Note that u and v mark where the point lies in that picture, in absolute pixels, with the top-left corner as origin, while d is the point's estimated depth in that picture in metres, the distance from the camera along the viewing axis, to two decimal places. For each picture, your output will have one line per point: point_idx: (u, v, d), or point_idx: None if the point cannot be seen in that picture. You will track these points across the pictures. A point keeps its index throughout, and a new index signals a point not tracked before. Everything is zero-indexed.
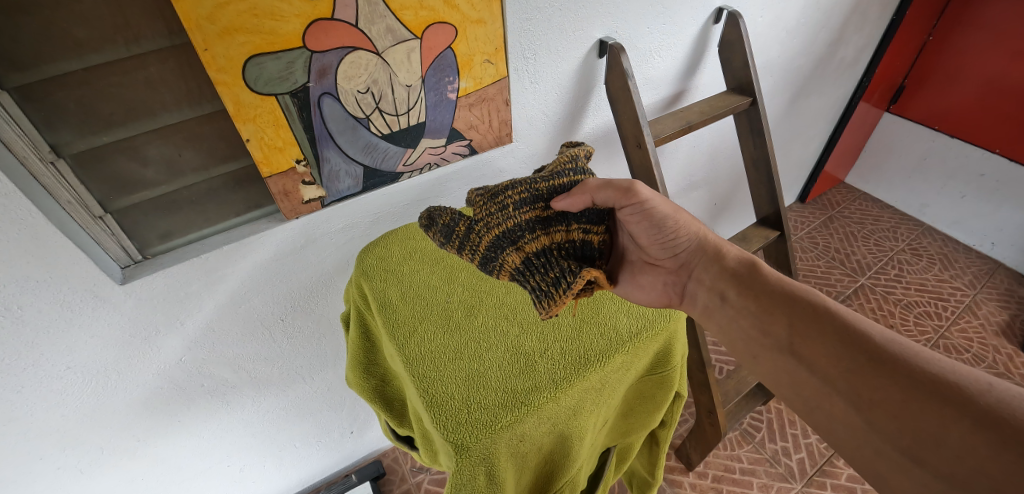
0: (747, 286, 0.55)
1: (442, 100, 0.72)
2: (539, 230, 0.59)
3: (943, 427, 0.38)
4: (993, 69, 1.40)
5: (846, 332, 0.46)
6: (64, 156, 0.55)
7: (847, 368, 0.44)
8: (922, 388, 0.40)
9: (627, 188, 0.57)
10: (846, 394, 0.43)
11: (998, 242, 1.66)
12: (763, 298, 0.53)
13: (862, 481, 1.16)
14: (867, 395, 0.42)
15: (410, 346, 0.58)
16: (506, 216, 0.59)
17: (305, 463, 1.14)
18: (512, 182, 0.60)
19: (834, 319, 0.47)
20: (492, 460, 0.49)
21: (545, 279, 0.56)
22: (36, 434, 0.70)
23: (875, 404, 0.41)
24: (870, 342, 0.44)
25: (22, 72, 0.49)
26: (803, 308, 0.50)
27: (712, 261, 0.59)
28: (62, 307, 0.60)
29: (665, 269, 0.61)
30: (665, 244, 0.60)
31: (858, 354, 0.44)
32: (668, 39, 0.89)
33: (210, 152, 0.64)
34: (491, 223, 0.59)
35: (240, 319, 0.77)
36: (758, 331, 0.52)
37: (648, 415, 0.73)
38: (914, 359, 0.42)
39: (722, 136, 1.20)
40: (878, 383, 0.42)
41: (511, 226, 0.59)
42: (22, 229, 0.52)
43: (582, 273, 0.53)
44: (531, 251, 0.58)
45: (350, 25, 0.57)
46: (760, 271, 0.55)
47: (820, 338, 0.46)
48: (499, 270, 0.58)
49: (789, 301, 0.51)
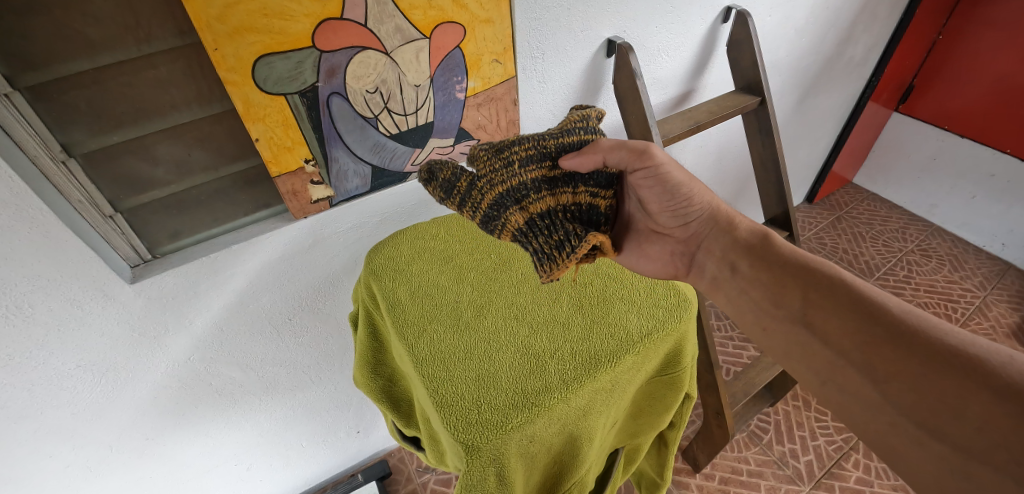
0: (760, 258, 0.54)
1: (450, 99, 0.72)
2: (544, 190, 0.58)
3: (962, 399, 0.38)
4: (1004, 69, 1.39)
5: (863, 305, 0.45)
6: (76, 156, 0.56)
7: (862, 341, 0.43)
8: (940, 360, 0.39)
9: (643, 150, 0.56)
10: (861, 368, 0.43)
11: (1008, 243, 1.64)
12: (776, 270, 0.52)
13: (870, 484, 1.15)
14: (883, 367, 0.41)
15: (419, 346, 0.57)
16: (511, 173, 0.57)
17: (312, 462, 1.14)
18: (519, 137, 0.57)
19: (851, 291, 0.46)
20: (502, 461, 0.50)
21: (548, 242, 0.56)
22: (47, 432, 0.71)
23: (891, 377, 0.41)
24: (888, 315, 0.43)
25: (34, 72, 0.50)
26: (819, 279, 0.49)
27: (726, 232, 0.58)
28: (72, 306, 0.60)
29: (677, 237, 0.61)
30: (678, 212, 0.59)
31: (875, 327, 0.43)
32: (676, 39, 0.89)
33: (219, 152, 0.65)
34: (495, 179, 0.57)
35: (248, 318, 0.77)
36: (769, 303, 0.51)
37: (658, 417, 0.72)
38: (933, 331, 0.41)
39: (729, 136, 1.20)
40: (895, 357, 0.41)
41: (516, 185, 0.57)
42: (33, 229, 0.52)
43: (588, 237, 0.54)
44: (536, 211, 0.58)
45: (358, 25, 0.57)
46: (777, 243, 0.54)
47: (836, 311, 0.46)
48: (501, 230, 0.58)
49: (805, 274, 0.50)
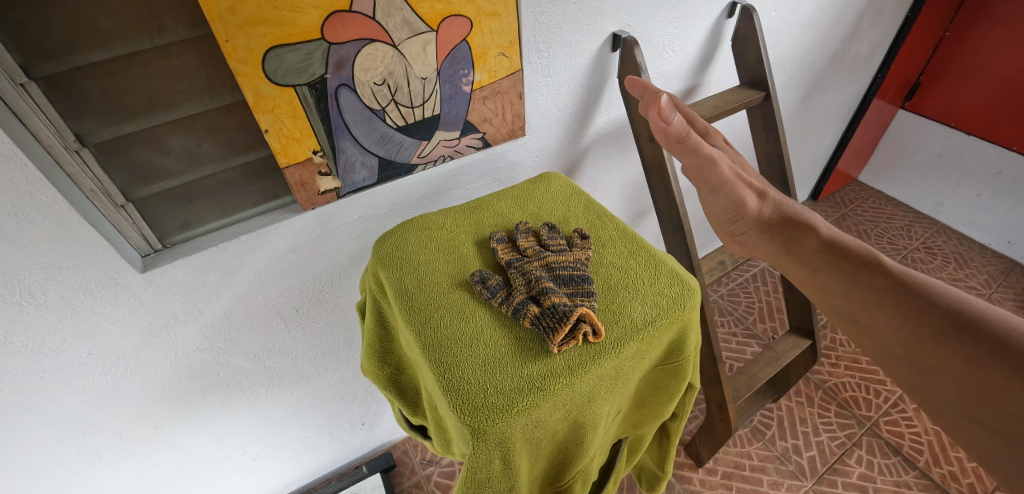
0: (806, 258, 0.55)
1: (457, 92, 0.73)
2: (530, 294, 0.60)
3: (1007, 393, 0.38)
4: (1012, 66, 1.38)
5: (910, 304, 0.46)
6: (88, 145, 0.57)
7: (907, 339, 0.45)
8: (987, 355, 0.40)
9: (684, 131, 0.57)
10: (906, 362, 0.45)
11: (1014, 242, 1.63)
12: (820, 274, 0.53)
13: (873, 480, 1.15)
14: (927, 362, 0.43)
15: (425, 330, 0.58)
16: (502, 289, 0.61)
17: (317, 454, 1.16)
18: (507, 265, 0.64)
19: (897, 288, 0.47)
20: (508, 443, 0.51)
21: (538, 318, 0.56)
22: (58, 419, 0.72)
23: (935, 371, 0.43)
24: (934, 312, 0.44)
25: (50, 61, 0.51)
26: (866, 274, 0.50)
27: (774, 235, 0.59)
28: (85, 293, 0.61)
29: (742, 243, 0.64)
30: (735, 220, 0.62)
31: (920, 326, 0.44)
32: (681, 34, 0.89)
33: (228, 143, 0.66)
34: (491, 305, 0.60)
35: (256, 308, 0.78)
36: (819, 300, 0.53)
37: (661, 405, 0.73)
38: (984, 326, 0.42)
39: (733, 132, 1.20)
40: (939, 354, 0.43)
41: (506, 295, 0.60)
42: (47, 217, 0.53)
43: (555, 301, 0.56)
44: (523, 301, 0.58)
45: (367, 17, 0.58)
46: (824, 240, 0.55)
47: (880, 308, 0.47)
48: (518, 327, 0.58)
49: (850, 271, 0.51)
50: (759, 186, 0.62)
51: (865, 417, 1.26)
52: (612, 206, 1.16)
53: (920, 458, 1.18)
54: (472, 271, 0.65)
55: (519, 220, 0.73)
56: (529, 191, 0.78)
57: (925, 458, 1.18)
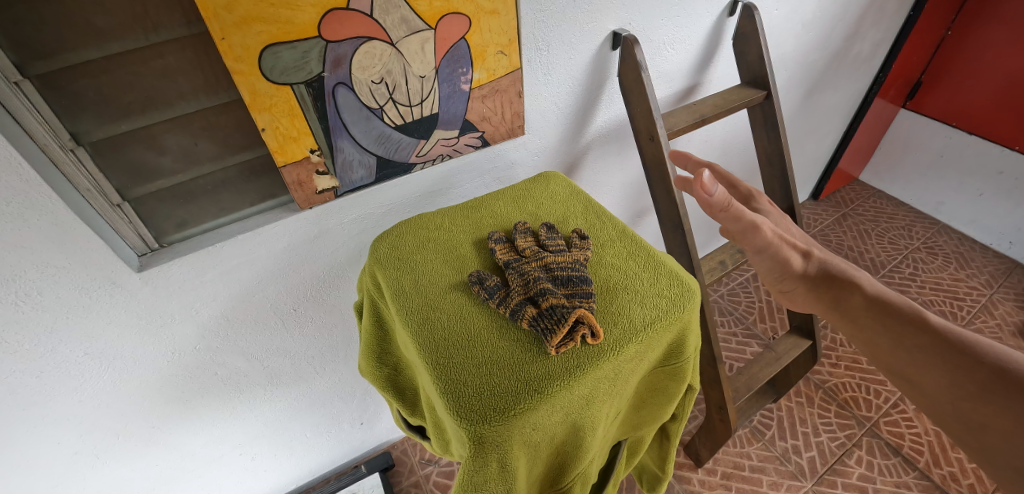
0: (852, 316, 0.54)
1: (456, 91, 0.72)
2: (527, 295, 0.59)
3: None
4: (1014, 65, 1.37)
5: (961, 364, 0.46)
6: (84, 144, 0.57)
7: (958, 399, 0.45)
8: None
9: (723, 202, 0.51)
10: (961, 421, 0.45)
11: (1015, 242, 1.62)
12: (867, 332, 0.52)
13: (873, 481, 1.14)
14: (982, 422, 0.43)
15: (423, 332, 0.57)
16: (499, 290, 0.60)
17: (315, 453, 1.15)
18: (506, 265, 0.64)
19: (947, 348, 0.47)
20: (506, 446, 0.51)
21: (537, 320, 0.55)
22: (54, 419, 0.72)
23: (989, 431, 0.43)
24: (987, 372, 0.44)
25: (43, 60, 0.50)
26: (914, 332, 0.49)
27: (819, 292, 0.57)
28: (80, 293, 0.61)
29: (786, 297, 0.61)
30: (780, 279, 0.59)
31: (973, 388, 0.44)
32: (682, 32, 0.89)
33: (225, 142, 0.65)
34: (489, 306, 0.60)
35: (254, 308, 0.78)
36: (870, 355, 0.53)
37: (661, 407, 0.72)
38: None
39: (734, 131, 1.20)
40: (996, 416, 0.43)
41: (504, 296, 0.59)
42: (41, 216, 0.52)
43: (553, 303, 0.56)
44: (521, 302, 0.58)
45: (364, 15, 0.57)
46: (870, 296, 0.54)
47: (930, 366, 0.47)
48: (517, 328, 0.57)
49: (897, 327, 0.50)
50: (802, 243, 0.59)
51: (865, 417, 1.26)
52: (612, 205, 1.16)
53: (920, 459, 1.18)
54: (471, 271, 0.64)
55: (518, 220, 0.73)
56: (528, 190, 0.78)
57: (926, 458, 1.18)
